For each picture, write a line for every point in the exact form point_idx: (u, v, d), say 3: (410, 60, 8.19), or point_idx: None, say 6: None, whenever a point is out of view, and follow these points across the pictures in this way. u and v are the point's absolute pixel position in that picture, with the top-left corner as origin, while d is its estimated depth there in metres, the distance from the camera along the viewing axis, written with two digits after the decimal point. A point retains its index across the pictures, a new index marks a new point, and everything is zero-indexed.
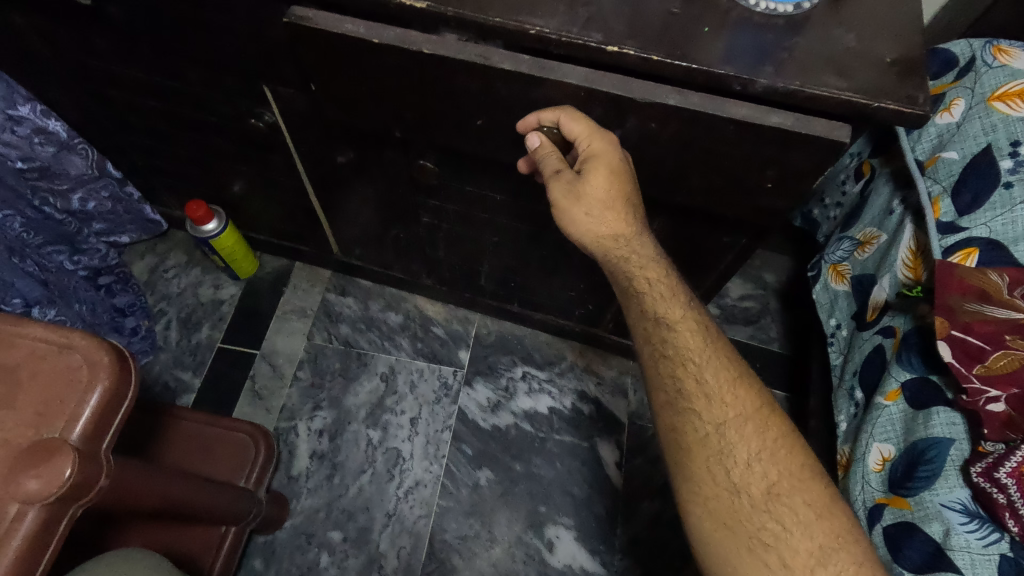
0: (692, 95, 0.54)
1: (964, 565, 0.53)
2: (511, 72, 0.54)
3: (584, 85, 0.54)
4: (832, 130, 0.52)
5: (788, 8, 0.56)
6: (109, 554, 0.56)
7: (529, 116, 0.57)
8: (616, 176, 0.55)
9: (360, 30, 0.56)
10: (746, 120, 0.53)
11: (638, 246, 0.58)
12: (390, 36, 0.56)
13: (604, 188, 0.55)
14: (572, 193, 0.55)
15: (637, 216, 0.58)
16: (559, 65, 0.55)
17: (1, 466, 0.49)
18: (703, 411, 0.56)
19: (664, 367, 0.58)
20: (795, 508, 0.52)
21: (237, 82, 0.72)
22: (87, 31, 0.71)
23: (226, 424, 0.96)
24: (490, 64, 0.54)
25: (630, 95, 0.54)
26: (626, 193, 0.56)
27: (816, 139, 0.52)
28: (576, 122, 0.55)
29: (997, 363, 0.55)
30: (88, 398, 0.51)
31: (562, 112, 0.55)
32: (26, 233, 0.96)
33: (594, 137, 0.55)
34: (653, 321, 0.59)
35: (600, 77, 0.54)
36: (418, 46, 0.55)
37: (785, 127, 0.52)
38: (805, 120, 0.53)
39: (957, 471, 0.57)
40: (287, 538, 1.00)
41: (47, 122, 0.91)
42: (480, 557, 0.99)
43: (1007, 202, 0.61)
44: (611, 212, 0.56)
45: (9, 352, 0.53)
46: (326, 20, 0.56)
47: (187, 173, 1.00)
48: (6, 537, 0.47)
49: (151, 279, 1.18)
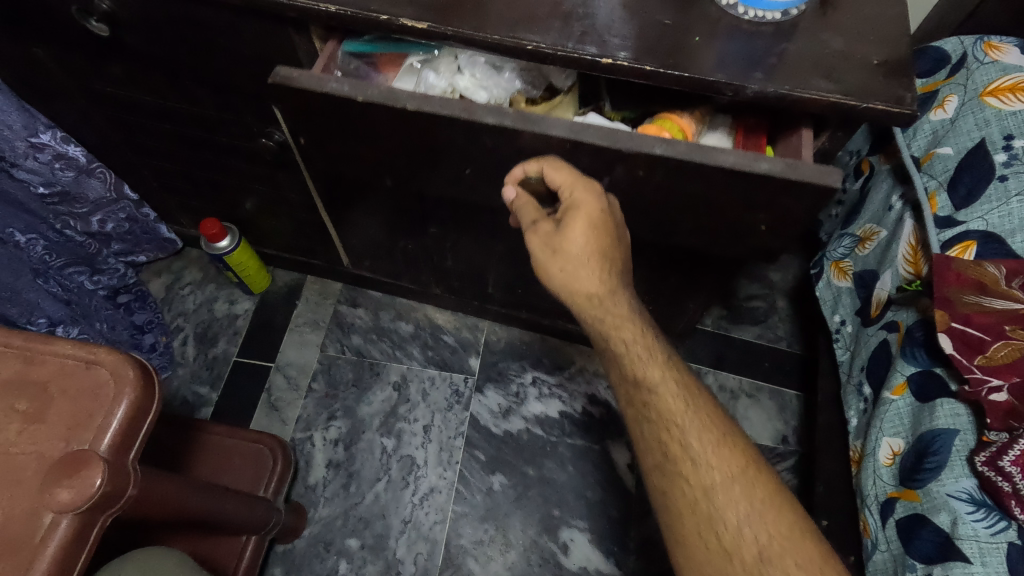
0: (679, 143, 0.56)
1: (972, 554, 0.53)
2: (495, 126, 0.57)
3: (569, 136, 0.56)
4: (823, 175, 0.53)
5: (776, 15, 0.58)
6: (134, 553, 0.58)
7: (517, 167, 0.60)
8: (592, 231, 0.56)
9: (344, 88, 0.59)
10: (734, 168, 0.54)
11: (614, 305, 0.58)
12: (374, 94, 0.59)
13: (582, 242, 0.56)
14: (549, 248, 0.57)
15: (615, 268, 0.58)
16: (542, 118, 0.57)
17: (37, 478, 0.51)
18: (690, 475, 0.55)
19: (648, 431, 0.57)
20: (788, 571, 0.50)
21: (249, 105, 0.75)
22: (105, 61, 0.75)
23: (248, 436, 0.98)
24: (475, 119, 0.58)
25: (616, 146, 0.56)
26: (604, 245, 0.57)
27: (806, 184, 0.54)
28: (559, 172, 0.57)
29: (998, 353, 0.56)
30: (115, 411, 0.54)
31: (544, 162, 0.58)
32: (48, 255, 1.00)
33: (576, 185, 0.57)
34: (631, 383, 0.58)
35: (585, 128, 0.57)
36: (404, 103, 0.58)
37: (775, 174, 0.54)
38: (794, 165, 0.54)
39: (963, 461, 0.57)
40: (305, 546, 1.02)
41: (67, 148, 0.94)
42: (496, 561, 1.01)
43: (1003, 195, 0.62)
44: (588, 269, 0.56)
45: (40, 369, 0.56)
46: (309, 80, 0.59)
47: (200, 192, 1.03)
48: (41, 545, 0.49)
49: (168, 296, 1.21)
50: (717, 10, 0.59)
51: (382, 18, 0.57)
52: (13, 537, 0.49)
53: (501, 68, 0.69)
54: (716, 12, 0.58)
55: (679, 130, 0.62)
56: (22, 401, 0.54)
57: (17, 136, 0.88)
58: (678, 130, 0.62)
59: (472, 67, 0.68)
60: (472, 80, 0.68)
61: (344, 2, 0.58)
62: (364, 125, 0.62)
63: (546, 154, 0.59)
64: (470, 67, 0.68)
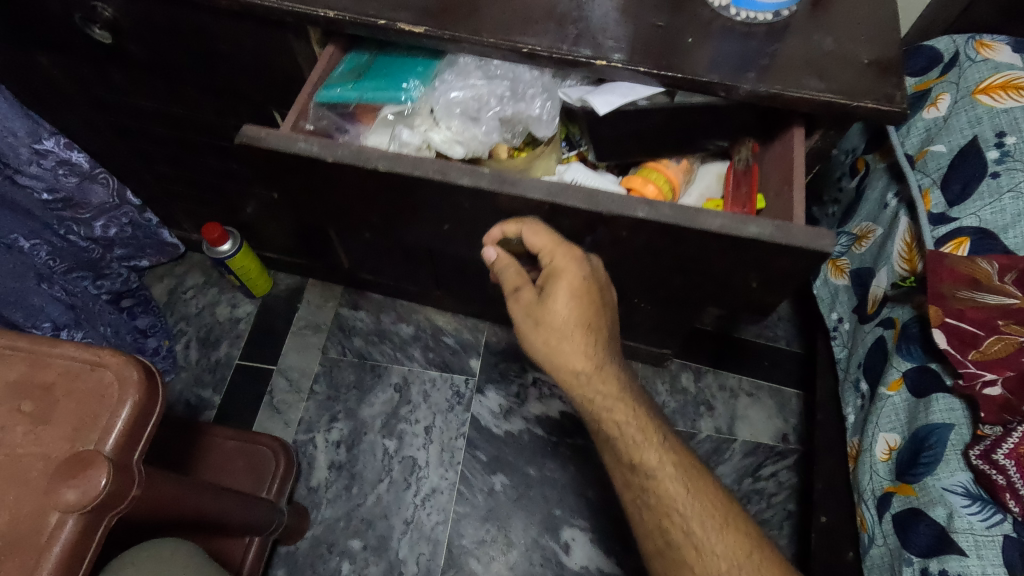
0: (663, 206, 0.57)
1: (968, 547, 0.54)
2: (470, 187, 0.58)
3: (548, 199, 0.57)
4: (813, 239, 0.55)
5: (768, 16, 0.58)
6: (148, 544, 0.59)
7: (494, 228, 0.62)
8: (574, 299, 0.57)
9: (313, 147, 0.60)
10: (721, 232, 0.55)
11: (601, 383, 0.59)
12: (343, 154, 0.60)
13: (565, 317, 0.57)
14: (531, 318, 0.58)
15: (599, 339, 0.59)
16: (520, 179, 0.58)
17: (44, 477, 0.52)
18: (695, 563, 0.57)
19: (649, 517, 0.60)
20: None
21: (249, 109, 0.76)
22: (108, 68, 0.76)
23: (250, 438, 0.99)
24: (449, 181, 0.58)
25: (597, 209, 0.57)
26: (587, 316, 0.58)
27: (796, 248, 0.55)
28: (538, 236, 0.59)
29: (992, 348, 0.57)
30: (119, 412, 0.54)
31: (523, 225, 0.59)
32: (51, 261, 0.99)
33: (556, 250, 0.58)
34: (628, 468, 0.60)
35: (564, 190, 0.57)
36: (374, 163, 0.59)
37: (763, 238, 0.55)
38: (784, 228, 0.55)
39: (958, 455, 0.57)
40: (308, 548, 1.02)
41: (70, 154, 0.95)
42: (498, 561, 1.01)
43: (995, 191, 0.63)
44: (572, 341, 0.57)
45: (46, 371, 0.56)
46: (278, 141, 0.60)
47: (202, 196, 1.04)
48: (48, 543, 0.50)
49: (171, 300, 1.22)
50: (710, 12, 0.59)
51: (379, 23, 0.58)
52: (20, 536, 0.50)
53: (477, 120, 0.67)
54: (709, 13, 0.59)
55: (661, 177, 0.70)
56: (27, 402, 0.55)
57: (21, 142, 0.88)
58: (659, 177, 0.70)
59: (446, 123, 0.67)
60: (446, 137, 0.68)
61: (343, 8, 0.59)
62: (338, 182, 0.63)
63: (528, 214, 0.60)
64: (444, 123, 0.67)
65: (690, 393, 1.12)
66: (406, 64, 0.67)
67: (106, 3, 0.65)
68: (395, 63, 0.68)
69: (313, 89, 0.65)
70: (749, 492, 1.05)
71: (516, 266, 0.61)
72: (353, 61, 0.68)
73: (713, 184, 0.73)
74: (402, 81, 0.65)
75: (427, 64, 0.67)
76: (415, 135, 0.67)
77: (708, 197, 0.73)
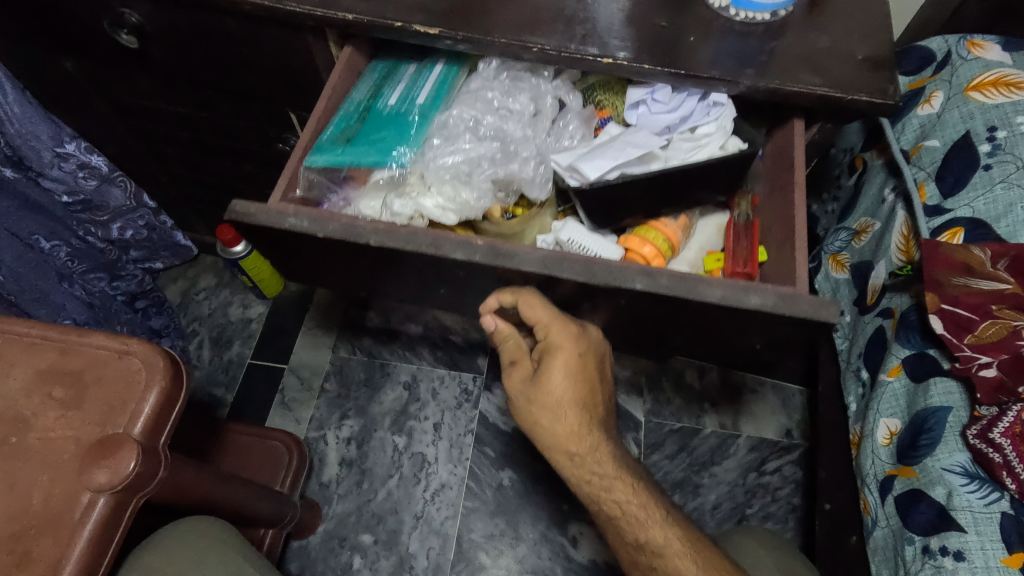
0: (661, 276, 0.58)
1: (967, 524, 0.56)
2: (464, 260, 0.59)
3: (543, 271, 0.59)
4: (821, 309, 0.56)
5: (765, 16, 0.61)
6: (184, 521, 0.62)
7: (490, 297, 0.63)
8: (568, 375, 0.59)
9: (303, 224, 0.60)
10: (724, 301, 0.56)
11: (596, 462, 0.60)
12: (335, 229, 0.60)
13: (558, 396, 0.58)
14: (525, 395, 0.60)
15: (593, 415, 0.60)
16: (516, 251, 0.59)
17: (75, 460, 0.54)
18: None
19: None
20: None
21: (267, 111, 0.79)
22: (132, 72, 0.79)
23: (262, 432, 1.01)
24: (442, 254, 0.59)
25: (594, 280, 0.58)
26: (581, 393, 0.59)
27: (803, 317, 0.56)
28: (534, 310, 0.60)
29: (987, 332, 0.59)
30: (147, 397, 0.56)
31: (518, 298, 0.60)
32: (70, 261, 0.98)
33: (552, 325, 0.60)
34: (633, 546, 0.60)
35: (559, 262, 0.59)
36: (366, 238, 0.60)
37: (765, 309, 0.56)
38: (788, 299, 0.57)
39: (957, 436, 0.60)
40: (320, 542, 1.04)
41: (90, 158, 0.89)
42: (507, 554, 1.03)
43: (987, 182, 0.66)
44: (564, 420, 0.59)
45: (76, 358, 0.58)
46: (267, 216, 0.60)
47: (219, 198, 1.07)
48: (81, 521, 0.52)
49: (184, 302, 1.26)
50: (711, 12, 0.62)
51: (396, 25, 0.61)
52: (53, 515, 0.52)
53: (468, 184, 0.69)
54: (710, 13, 0.62)
55: (659, 235, 0.72)
56: (58, 389, 0.57)
57: (43, 145, 0.83)
58: (658, 235, 0.72)
59: (438, 188, 0.69)
60: (437, 203, 0.69)
61: (361, 11, 0.62)
62: (331, 251, 0.64)
63: (524, 282, 0.62)
64: (435, 188, 0.69)
65: (695, 389, 1.13)
66: (397, 125, 0.67)
67: (133, 10, 0.68)
68: (386, 124, 0.67)
69: (302, 153, 0.65)
70: (754, 486, 1.06)
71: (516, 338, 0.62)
72: (343, 120, 0.68)
73: (713, 236, 0.77)
74: (392, 148, 0.66)
75: (418, 128, 0.67)
76: (407, 204, 0.69)
77: (709, 249, 0.76)
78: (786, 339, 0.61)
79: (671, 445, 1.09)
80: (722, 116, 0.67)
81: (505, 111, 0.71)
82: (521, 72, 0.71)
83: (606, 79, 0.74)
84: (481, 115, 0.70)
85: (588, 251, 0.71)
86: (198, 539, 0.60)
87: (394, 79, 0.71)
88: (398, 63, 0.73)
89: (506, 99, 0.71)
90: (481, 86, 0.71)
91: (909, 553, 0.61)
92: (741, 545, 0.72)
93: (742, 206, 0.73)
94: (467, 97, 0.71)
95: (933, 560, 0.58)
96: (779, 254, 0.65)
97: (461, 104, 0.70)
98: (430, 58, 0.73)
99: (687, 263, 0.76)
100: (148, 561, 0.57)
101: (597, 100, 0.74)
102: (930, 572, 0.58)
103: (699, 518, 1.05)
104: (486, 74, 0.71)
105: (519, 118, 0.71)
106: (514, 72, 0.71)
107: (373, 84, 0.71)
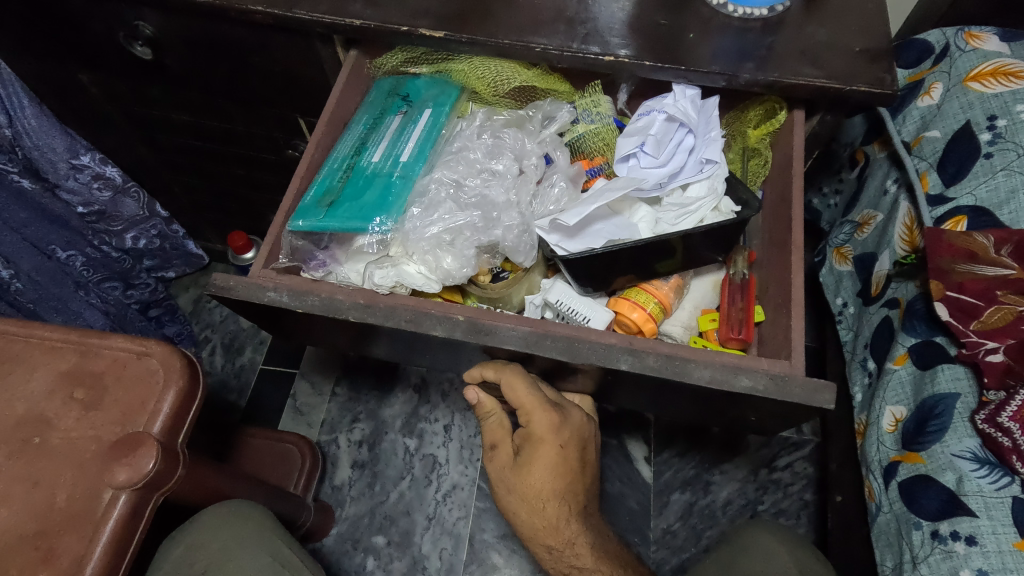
0: (648, 356, 0.56)
1: (978, 508, 0.57)
2: (444, 337, 0.57)
3: (523, 350, 0.56)
4: (812, 393, 0.54)
5: (763, 11, 0.62)
6: (230, 503, 0.64)
7: (474, 369, 0.61)
8: (550, 470, 0.60)
9: (282, 298, 0.59)
10: (712, 384, 0.54)
11: (573, 550, 0.62)
12: (313, 304, 0.58)
13: (539, 486, 0.60)
14: (505, 480, 0.61)
15: (574, 507, 0.62)
16: (497, 328, 0.57)
17: (93, 462, 0.52)
18: None
19: None
20: None
21: (276, 118, 0.81)
22: (146, 83, 0.81)
23: (276, 435, 1.03)
24: (422, 330, 0.57)
25: (578, 360, 0.56)
26: (562, 486, 0.61)
27: (793, 403, 0.54)
28: (517, 393, 0.58)
29: (992, 318, 0.60)
30: (166, 397, 0.54)
31: (502, 375, 0.58)
32: (85, 270, 0.98)
33: (535, 412, 0.59)
34: None
35: (541, 341, 0.56)
36: (345, 314, 0.58)
37: (756, 392, 0.54)
38: (783, 382, 0.54)
39: (965, 422, 0.60)
40: (334, 544, 1.05)
41: (104, 169, 0.90)
42: (520, 554, 1.02)
43: (989, 170, 0.66)
44: (544, 510, 0.61)
45: (95, 361, 0.56)
46: (248, 291, 0.59)
47: (230, 204, 1.10)
48: (102, 518, 0.50)
49: (196, 310, 1.28)
50: (709, 9, 0.63)
51: (402, 29, 0.63)
52: (76, 512, 0.51)
53: (451, 248, 0.65)
54: (708, 11, 0.63)
55: (650, 297, 0.67)
56: (79, 390, 0.55)
57: (59, 157, 0.84)
58: (650, 298, 0.67)
59: (420, 256, 0.65)
60: (420, 271, 0.65)
61: (368, 17, 0.63)
62: (311, 323, 0.62)
63: (508, 359, 0.60)
64: (417, 256, 0.65)
65: None
66: (379, 189, 0.65)
67: (147, 22, 0.70)
68: (369, 186, 0.65)
69: (285, 217, 0.64)
70: (765, 482, 1.06)
71: (498, 414, 0.62)
72: (325, 180, 0.66)
73: (708, 294, 0.72)
74: (375, 214, 0.63)
75: (399, 191, 0.65)
76: (388, 274, 0.64)
77: (704, 307, 0.72)
78: (781, 413, 0.58)
79: (680, 442, 1.10)
80: (713, 175, 0.67)
81: (488, 173, 0.70)
82: (503, 133, 0.72)
83: (596, 129, 0.72)
84: (463, 177, 0.69)
85: (579, 314, 0.67)
86: (240, 519, 0.62)
87: (379, 132, 0.70)
88: (383, 112, 0.71)
89: (489, 161, 0.70)
90: (463, 146, 0.71)
91: (917, 538, 0.62)
92: (754, 538, 0.72)
93: (737, 263, 0.70)
94: (450, 158, 0.70)
95: (943, 544, 0.59)
96: (776, 261, 0.66)
97: (443, 166, 0.69)
98: (416, 109, 0.71)
99: (681, 325, 0.71)
100: (210, 545, 0.58)
101: (586, 152, 0.72)
102: (939, 556, 0.59)
103: (711, 515, 1.04)
104: (468, 134, 0.71)
105: (502, 179, 0.69)
106: (497, 132, 0.72)
107: (357, 139, 0.70)
